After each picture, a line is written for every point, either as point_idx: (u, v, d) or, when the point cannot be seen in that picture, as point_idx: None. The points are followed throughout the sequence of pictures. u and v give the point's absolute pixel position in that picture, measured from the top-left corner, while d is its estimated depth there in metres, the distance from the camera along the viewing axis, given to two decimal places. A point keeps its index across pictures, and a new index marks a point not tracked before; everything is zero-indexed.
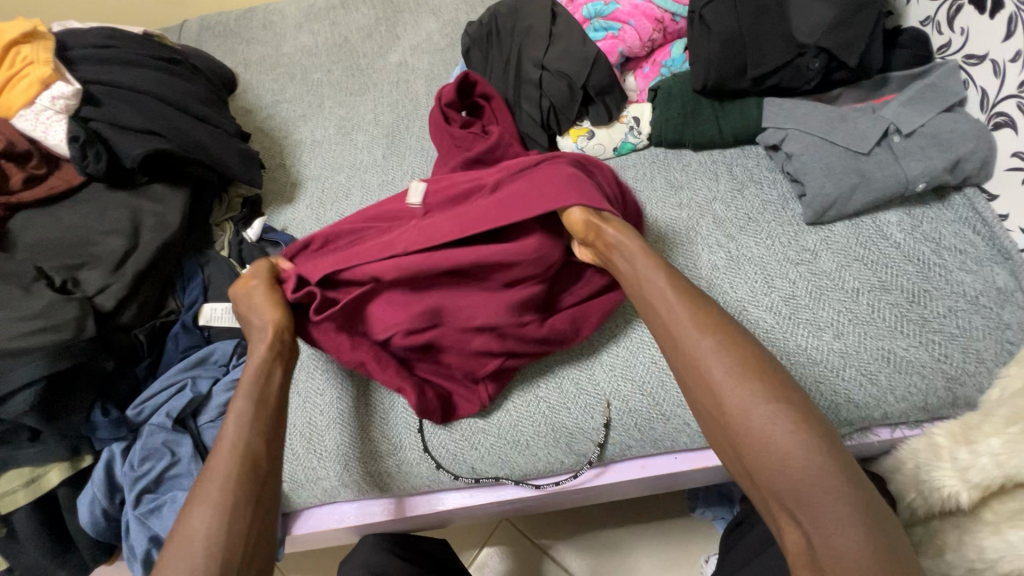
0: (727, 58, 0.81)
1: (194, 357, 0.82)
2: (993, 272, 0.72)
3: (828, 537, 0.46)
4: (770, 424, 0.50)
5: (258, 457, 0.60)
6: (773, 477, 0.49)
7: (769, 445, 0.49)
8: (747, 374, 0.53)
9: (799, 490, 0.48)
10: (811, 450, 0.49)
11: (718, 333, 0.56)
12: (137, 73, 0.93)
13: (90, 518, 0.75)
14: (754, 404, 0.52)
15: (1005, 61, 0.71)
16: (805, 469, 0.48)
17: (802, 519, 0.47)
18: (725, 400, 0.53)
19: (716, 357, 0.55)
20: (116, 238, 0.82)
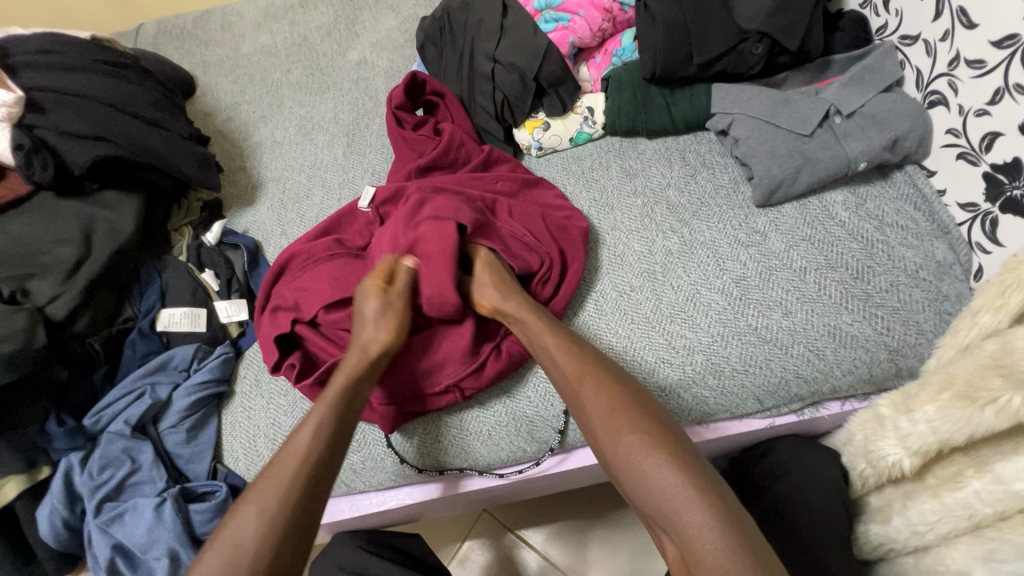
0: (673, 45, 0.82)
1: (153, 364, 0.82)
2: (932, 246, 0.74)
3: (696, 540, 0.49)
4: (638, 448, 0.55)
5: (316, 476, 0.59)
6: (645, 496, 0.53)
7: (635, 469, 0.54)
8: (620, 407, 0.59)
9: (667, 504, 0.51)
10: (673, 464, 0.53)
11: (593, 374, 0.62)
12: (84, 78, 0.91)
13: (50, 529, 0.74)
14: (625, 434, 0.57)
15: (936, 40, 0.73)
16: (667, 484, 0.52)
17: (674, 530, 0.51)
18: (602, 435, 0.58)
19: (596, 393, 0.61)
20: (66, 247, 0.81)
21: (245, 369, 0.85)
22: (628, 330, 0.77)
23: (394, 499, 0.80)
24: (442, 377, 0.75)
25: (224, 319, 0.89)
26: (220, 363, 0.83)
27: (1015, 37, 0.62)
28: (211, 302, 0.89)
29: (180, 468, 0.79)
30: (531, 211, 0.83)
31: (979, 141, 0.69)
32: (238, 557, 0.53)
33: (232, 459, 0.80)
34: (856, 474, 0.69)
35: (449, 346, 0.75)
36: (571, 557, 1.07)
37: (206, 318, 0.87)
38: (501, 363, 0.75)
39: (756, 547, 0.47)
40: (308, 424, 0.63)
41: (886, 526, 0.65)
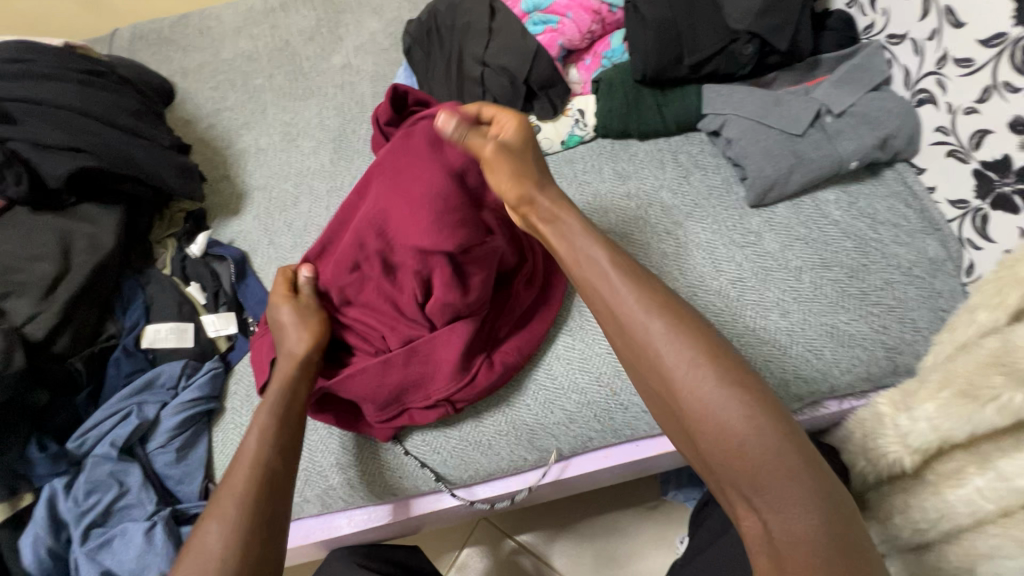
0: (663, 47, 0.82)
1: (138, 383, 0.79)
2: (925, 243, 0.75)
3: (793, 523, 0.42)
4: (731, 408, 0.46)
5: (275, 476, 0.59)
6: (735, 464, 0.45)
7: (729, 431, 0.45)
8: (706, 354, 0.49)
9: (759, 475, 0.44)
10: (773, 431, 0.45)
11: (668, 313, 0.52)
12: (57, 87, 0.88)
13: (33, 559, 0.71)
14: (717, 389, 0.47)
15: (923, 39, 0.74)
16: (763, 450, 0.44)
17: (765, 506, 0.44)
18: (684, 385, 0.48)
19: (673, 334, 0.50)
20: (44, 264, 0.78)
21: (236, 385, 0.83)
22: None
23: (393, 512, 0.79)
24: (433, 390, 0.74)
25: (211, 333, 0.86)
26: (208, 380, 0.81)
27: (1004, 35, 0.62)
28: (198, 316, 0.87)
29: (170, 489, 0.77)
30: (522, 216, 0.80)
31: (968, 139, 0.70)
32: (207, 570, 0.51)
33: None
34: (856, 472, 0.69)
35: (441, 358, 0.74)
36: (571, 561, 1.06)
37: (192, 332, 0.85)
38: (494, 375, 0.74)
39: (853, 536, 0.42)
40: (258, 429, 0.63)
41: (887, 523, 0.65)
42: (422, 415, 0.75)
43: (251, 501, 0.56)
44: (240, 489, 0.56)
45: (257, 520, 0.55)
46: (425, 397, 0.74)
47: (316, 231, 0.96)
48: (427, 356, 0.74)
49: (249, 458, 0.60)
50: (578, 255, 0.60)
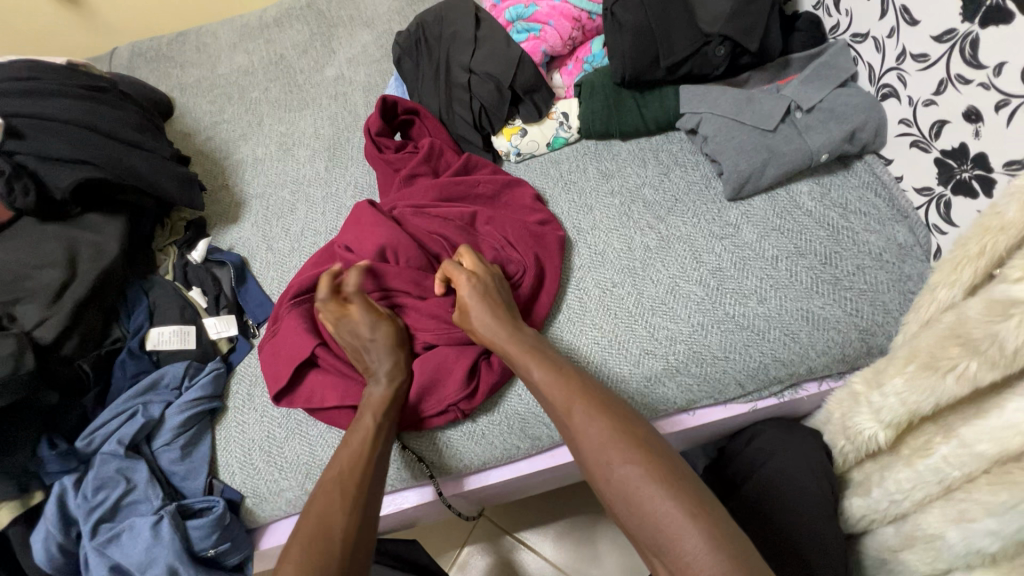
0: (640, 50, 0.86)
1: (144, 383, 0.82)
2: (894, 230, 0.78)
3: (691, 570, 0.47)
4: (631, 478, 0.53)
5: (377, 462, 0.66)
6: (645, 526, 0.51)
7: (630, 498, 0.52)
8: (614, 434, 0.56)
9: (661, 531, 0.50)
10: (667, 492, 0.51)
11: (584, 402, 0.60)
12: (62, 103, 0.92)
13: (45, 555, 0.73)
14: (623, 462, 0.54)
15: (883, 37, 0.78)
16: (664, 514, 0.50)
17: (671, 558, 0.49)
18: (597, 464, 0.56)
19: (592, 418, 0.58)
20: (52, 270, 0.81)
21: (237, 385, 0.87)
22: (612, 323, 0.79)
23: (392, 504, 0.81)
24: (443, 396, 0.76)
25: (213, 335, 0.90)
26: (212, 379, 0.84)
27: (953, 31, 0.66)
28: (200, 319, 0.90)
29: (176, 486, 0.79)
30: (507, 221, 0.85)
31: (929, 129, 0.73)
32: (332, 538, 0.57)
33: (228, 473, 0.81)
34: (837, 451, 0.72)
35: (454, 360, 0.77)
36: (569, 555, 1.08)
37: (195, 334, 0.88)
38: (497, 372, 0.76)
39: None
40: (364, 420, 0.68)
41: (867, 497, 0.68)
42: (428, 417, 0.77)
43: (366, 486, 0.63)
44: (354, 476, 0.63)
45: (367, 513, 0.61)
46: (436, 402, 0.76)
47: (313, 236, 1.00)
48: (440, 361, 0.77)
49: (355, 453, 0.66)
50: (521, 354, 0.68)
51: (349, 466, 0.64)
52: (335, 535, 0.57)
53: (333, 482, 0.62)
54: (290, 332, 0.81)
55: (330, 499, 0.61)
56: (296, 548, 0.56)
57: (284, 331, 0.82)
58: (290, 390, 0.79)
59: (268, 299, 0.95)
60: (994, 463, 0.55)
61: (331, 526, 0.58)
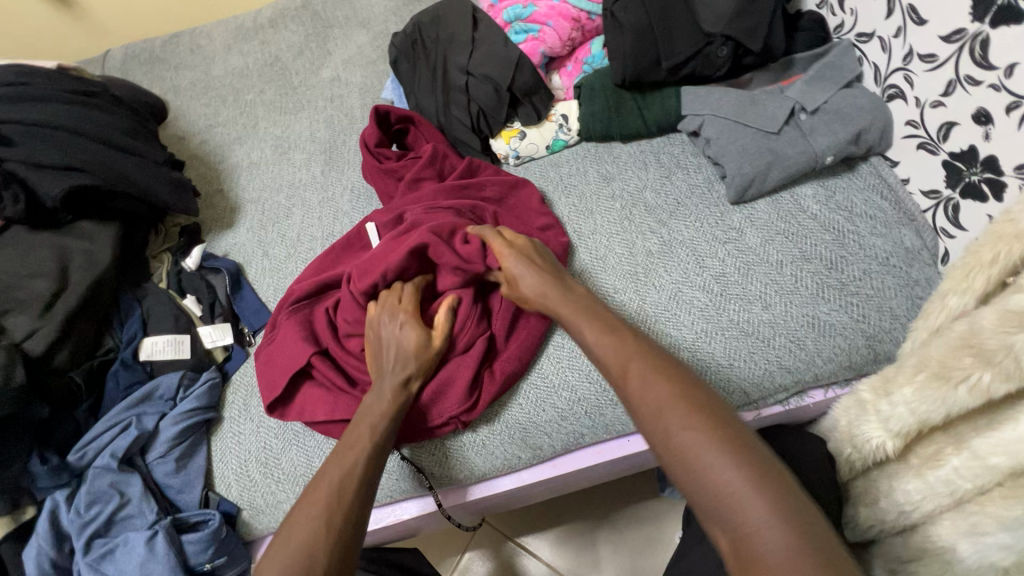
0: (641, 51, 0.84)
1: (136, 396, 0.80)
2: (901, 234, 0.77)
3: (753, 535, 0.42)
4: (693, 433, 0.48)
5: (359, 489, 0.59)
6: (700, 490, 0.46)
7: (692, 456, 0.47)
8: (671, 394, 0.52)
9: (718, 498, 0.45)
10: (733, 454, 0.46)
11: (639, 362, 0.56)
12: (51, 108, 0.90)
13: (37, 572, 0.71)
14: (674, 415, 0.50)
15: (890, 36, 0.76)
16: (727, 477, 0.45)
17: (733, 526, 0.44)
18: (648, 425, 0.52)
19: (645, 378, 0.54)
20: (41, 280, 0.80)
21: (233, 395, 0.85)
22: (637, 314, 0.78)
23: (392, 514, 0.80)
24: (443, 410, 0.74)
25: (208, 344, 0.88)
26: (207, 390, 0.82)
27: (963, 31, 0.65)
28: (195, 328, 0.88)
29: (170, 499, 0.78)
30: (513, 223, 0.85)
31: (937, 131, 0.72)
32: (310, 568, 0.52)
33: (224, 485, 0.79)
34: (843, 459, 0.71)
35: (454, 370, 0.75)
36: (571, 560, 1.07)
37: (189, 344, 0.86)
38: (498, 382, 0.75)
39: (825, 555, 0.41)
40: (352, 449, 0.62)
41: (874, 507, 0.67)
42: (429, 431, 0.75)
43: (348, 515, 0.56)
44: (340, 505, 0.57)
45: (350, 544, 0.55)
46: (436, 415, 0.74)
47: (309, 241, 0.98)
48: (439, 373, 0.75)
49: (339, 475, 0.60)
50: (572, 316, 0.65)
51: (334, 491, 0.58)
52: (318, 557, 0.53)
53: (317, 492, 0.58)
54: (286, 341, 0.79)
55: (315, 513, 0.56)
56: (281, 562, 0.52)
57: (281, 337, 0.80)
58: (284, 401, 0.78)
59: (263, 306, 0.93)
60: (1008, 476, 0.54)
61: (311, 550, 0.53)
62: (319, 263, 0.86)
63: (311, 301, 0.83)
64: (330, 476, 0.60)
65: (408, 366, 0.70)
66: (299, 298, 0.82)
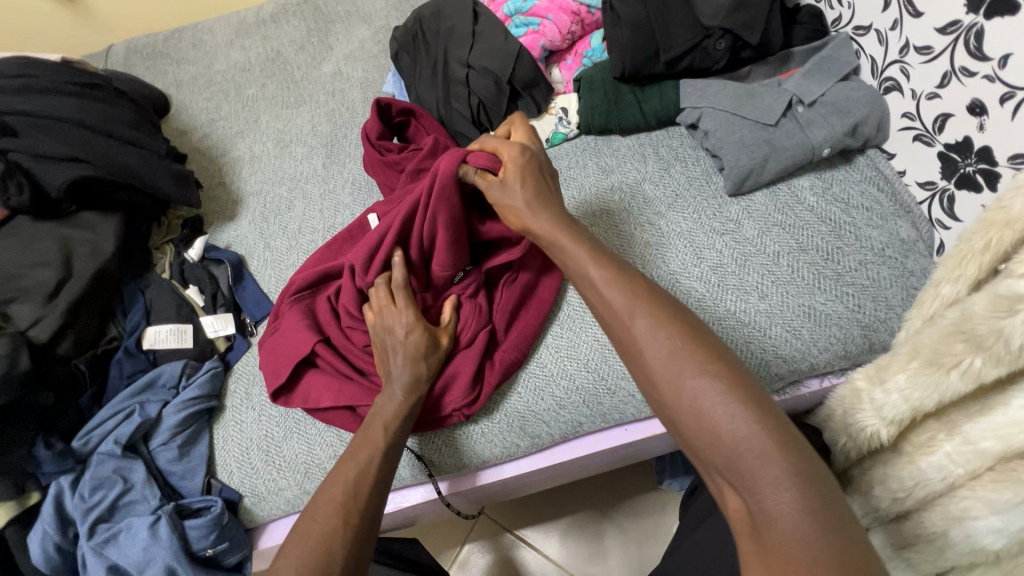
0: (640, 44, 0.85)
1: (140, 383, 0.81)
2: (897, 225, 0.77)
3: (771, 497, 0.41)
4: (704, 390, 0.46)
5: (374, 484, 0.60)
6: (709, 448, 0.45)
7: (703, 414, 0.45)
8: (686, 348, 0.48)
9: (737, 458, 0.43)
10: (746, 412, 0.44)
11: (647, 308, 0.52)
12: (55, 100, 0.91)
13: (42, 556, 0.72)
14: (685, 371, 0.47)
15: (886, 30, 0.77)
16: (741, 435, 0.43)
17: (745, 486, 0.43)
18: (661, 377, 0.49)
19: (656, 328, 0.50)
20: (45, 269, 0.81)
21: (235, 383, 0.87)
22: None
23: (392, 502, 0.81)
24: (443, 401, 0.75)
25: (210, 334, 0.89)
26: (209, 379, 0.83)
27: (958, 23, 0.65)
28: (197, 318, 0.89)
29: (173, 485, 0.79)
30: None
31: (933, 123, 0.73)
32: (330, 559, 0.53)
33: (226, 472, 0.80)
34: (839, 448, 0.72)
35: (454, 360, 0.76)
36: (571, 552, 1.08)
37: (192, 334, 0.87)
38: (497, 372, 0.76)
39: (841, 517, 0.40)
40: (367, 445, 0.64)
41: (869, 495, 0.68)
42: (429, 420, 0.76)
43: (364, 507, 0.58)
44: (355, 499, 0.58)
45: (367, 535, 0.56)
46: (436, 407, 0.75)
47: (311, 233, 0.99)
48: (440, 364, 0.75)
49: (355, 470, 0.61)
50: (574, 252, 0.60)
51: (350, 485, 0.60)
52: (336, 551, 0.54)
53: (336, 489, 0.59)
54: (289, 331, 0.80)
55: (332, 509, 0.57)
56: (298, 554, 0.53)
57: (283, 327, 0.81)
58: (286, 390, 0.79)
59: (265, 297, 0.94)
60: (999, 461, 0.55)
61: (329, 546, 0.54)
62: (321, 253, 0.87)
63: (315, 291, 0.84)
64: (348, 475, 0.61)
65: (416, 365, 0.70)
66: (302, 288, 0.83)
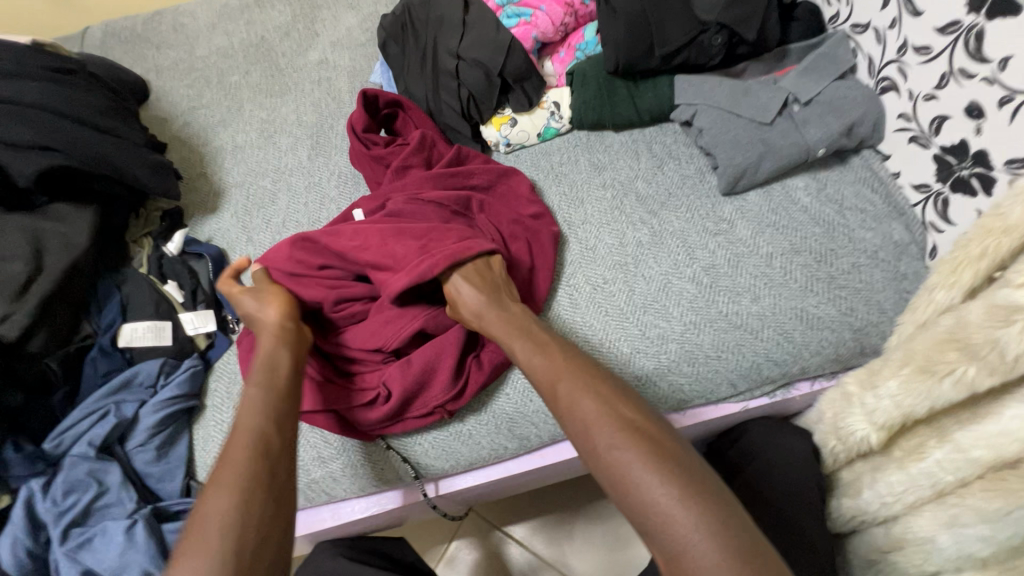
0: (635, 38, 0.83)
1: (115, 382, 0.78)
2: (890, 227, 0.77)
3: (685, 552, 0.43)
4: (622, 456, 0.49)
5: (268, 443, 0.57)
6: (631, 511, 0.47)
7: (621, 478, 0.48)
8: (601, 412, 0.53)
9: (649, 516, 0.46)
10: (656, 473, 0.47)
11: (570, 382, 0.57)
12: (25, 85, 0.87)
13: (12, 562, 0.70)
14: (605, 439, 0.51)
15: (884, 28, 0.76)
16: (653, 496, 0.46)
17: (665, 545, 0.45)
18: (582, 443, 0.53)
19: (577, 398, 0.55)
20: (15, 264, 0.77)
21: (216, 382, 0.84)
22: (621, 305, 0.78)
23: (376, 504, 0.79)
24: (429, 399, 0.74)
25: (191, 331, 0.86)
26: (188, 378, 0.81)
27: (958, 23, 0.64)
28: (177, 314, 0.86)
29: (151, 488, 0.77)
30: (505, 211, 0.84)
31: (929, 124, 0.72)
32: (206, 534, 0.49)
33: (206, 474, 0.78)
34: (827, 451, 0.71)
35: (438, 361, 0.74)
36: (558, 549, 1.08)
37: (171, 330, 0.84)
38: (485, 372, 0.74)
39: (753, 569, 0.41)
40: (254, 399, 0.61)
41: (857, 499, 0.67)
42: (414, 421, 0.75)
43: (250, 464, 0.54)
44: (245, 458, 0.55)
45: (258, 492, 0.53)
46: (422, 405, 0.74)
47: (295, 228, 0.96)
48: (424, 364, 0.74)
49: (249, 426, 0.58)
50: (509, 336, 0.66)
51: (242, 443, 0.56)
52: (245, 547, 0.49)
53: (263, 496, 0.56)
54: None
55: (230, 503, 0.51)
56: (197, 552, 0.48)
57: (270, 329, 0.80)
58: None
59: (247, 293, 0.91)
60: (990, 469, 0.55)
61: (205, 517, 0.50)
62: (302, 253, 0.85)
63: None
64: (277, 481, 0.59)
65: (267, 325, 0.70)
66: None
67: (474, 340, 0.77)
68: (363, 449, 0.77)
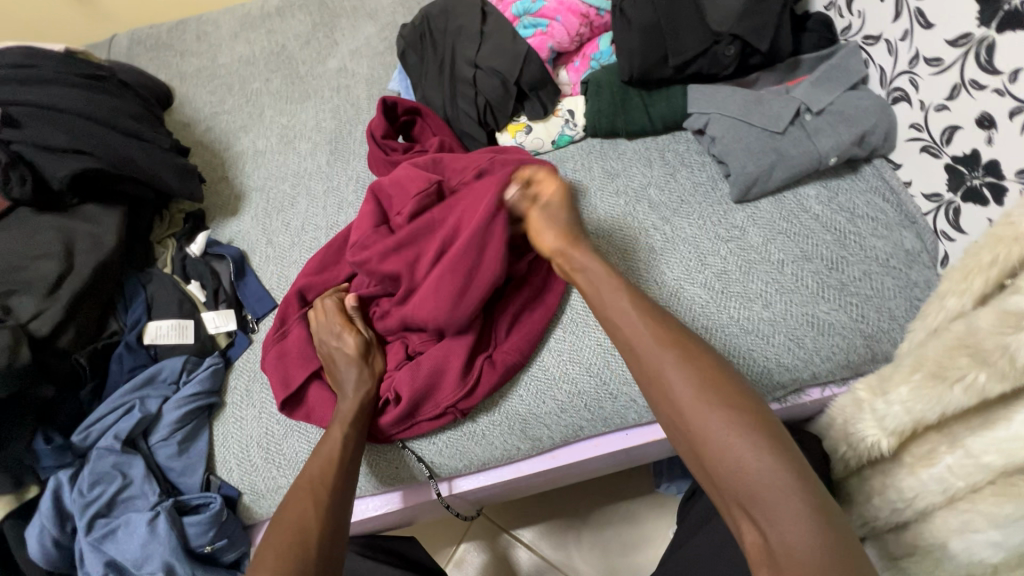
0: (650, 48, 0.85)
1: (139, 378, 0.81)
2: (902, 236, 0.77)
3: (787, 530, 0.45)
4: (723, 428, 0.50)
5: (338, 464, 0.66)
6: (731, 482, 0.49)
7: (726, 448, 0.49)
8: (702, 381, 0.54)
9: (759, 489, 0.47)
10: (767, 451, 0.48)
11: (674, 347, 0.57)
12: (58, 90, 0.90)
13: (39, 550, 0.72)
14: (707, 407, 0.52)
15: (896, 40, 0.77)
16: (763, 471, 0.47)
17: (765, 520, 0.46)
18: (684, 412, 0.53)
19: (675, 365, 0.56)
20: (48, 262, 0.80)
21: (236, 380, 0.86)
22: None
23: (388, 503, 0.81)
24: (441, 400, 0.75)
25: (212, 329, 0.89)
26: (210, 374, 0.83)
27: (969, 35, 0.66)
28: (199, 313, 0.89)
29: (172, 482, 0.78)
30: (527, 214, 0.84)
31: (941, 134, 0.73)
32: (304, 535, 0.58)
33: (225, 469, 0.80)
34: (837, 457, 0.71)
35: (448, 363, 0.76)
36: (566, 554, 1.08)
37: (193, 329, 0.87)
38: (497, 373, 0.76)
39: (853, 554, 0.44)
40: (334, 433, 0.70)
41: (867, 505, 0.67)
42: (428, 424, 0.76)
43: (331, 483, 0.64)
44: (326, 479, 0.64)
45: (335, 506, 0.62)
46: (434, 406, 0.75)
47: (314, 230, 0.99)
48: (434, 367, 0.76)
49: (327, 455, 0.67)
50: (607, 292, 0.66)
51: (323, 465, 0.66)
52: (311, 544, 0.58)
53: (305, 491, 0.63)
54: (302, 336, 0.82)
55: (314, 512, 0.61)
56: (271, 558, 0.56)
57: (292, 334, 0.83)
58: (291, 396, 0.79)
59: (267, 293, 0.93)
60: (1001, 474, 0.55)
61: (302, 522, 0.59)
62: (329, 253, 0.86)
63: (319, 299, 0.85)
64: (313, 477, 0.65)
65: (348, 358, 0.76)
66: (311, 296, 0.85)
67: (487, 343, 0.79)
68: (378, 448, 0.79)
